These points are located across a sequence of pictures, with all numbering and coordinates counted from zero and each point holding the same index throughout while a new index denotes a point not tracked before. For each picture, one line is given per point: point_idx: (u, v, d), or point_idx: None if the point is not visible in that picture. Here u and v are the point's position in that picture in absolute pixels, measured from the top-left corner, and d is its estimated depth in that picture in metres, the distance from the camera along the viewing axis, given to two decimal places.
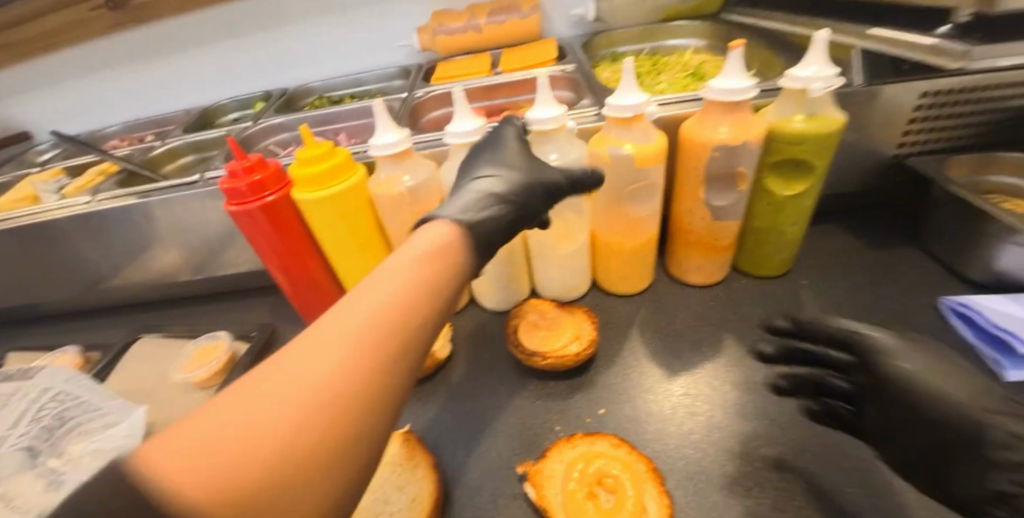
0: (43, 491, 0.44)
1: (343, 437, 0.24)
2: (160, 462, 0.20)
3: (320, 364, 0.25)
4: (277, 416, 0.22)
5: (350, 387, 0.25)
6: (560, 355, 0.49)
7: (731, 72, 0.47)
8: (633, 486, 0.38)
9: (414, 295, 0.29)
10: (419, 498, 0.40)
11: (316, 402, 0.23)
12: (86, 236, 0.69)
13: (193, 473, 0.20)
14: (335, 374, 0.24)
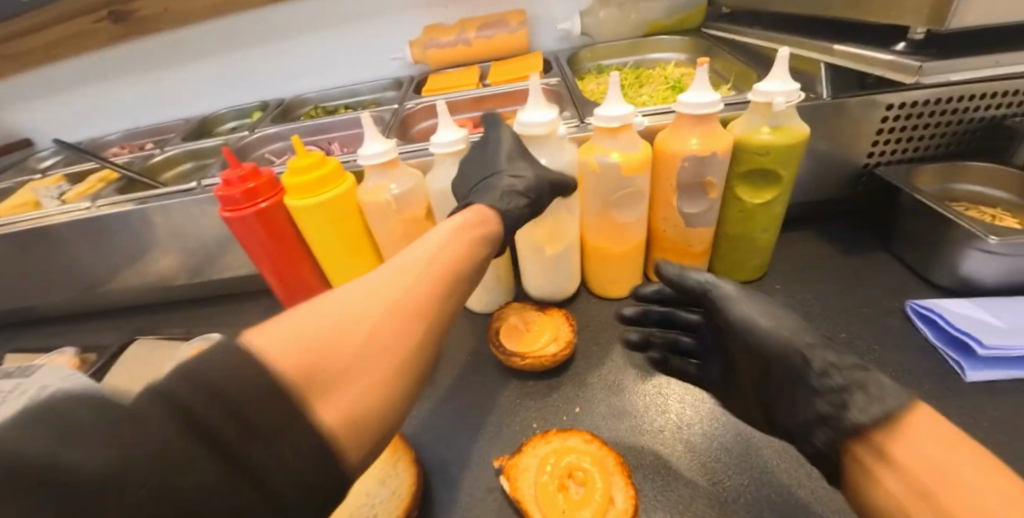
0: None
1: (391, 349, 0.32)
2: (269, 344, 0.28)
3: (378, 301, 0.33)
4: (347, 326, 0.31)
5: (396, 320, 0.33)
6: (538, 355, 0.51)
7: (698, 87, 0.50)
8: (602, 479, 0.39)
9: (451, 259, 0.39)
10: (399, 491, 0.42)
11: (373, 323, 0.32)
12: (86, 240, 0.71)
13: (289, 350, 0.28)
14: (387, 310, 0.33)
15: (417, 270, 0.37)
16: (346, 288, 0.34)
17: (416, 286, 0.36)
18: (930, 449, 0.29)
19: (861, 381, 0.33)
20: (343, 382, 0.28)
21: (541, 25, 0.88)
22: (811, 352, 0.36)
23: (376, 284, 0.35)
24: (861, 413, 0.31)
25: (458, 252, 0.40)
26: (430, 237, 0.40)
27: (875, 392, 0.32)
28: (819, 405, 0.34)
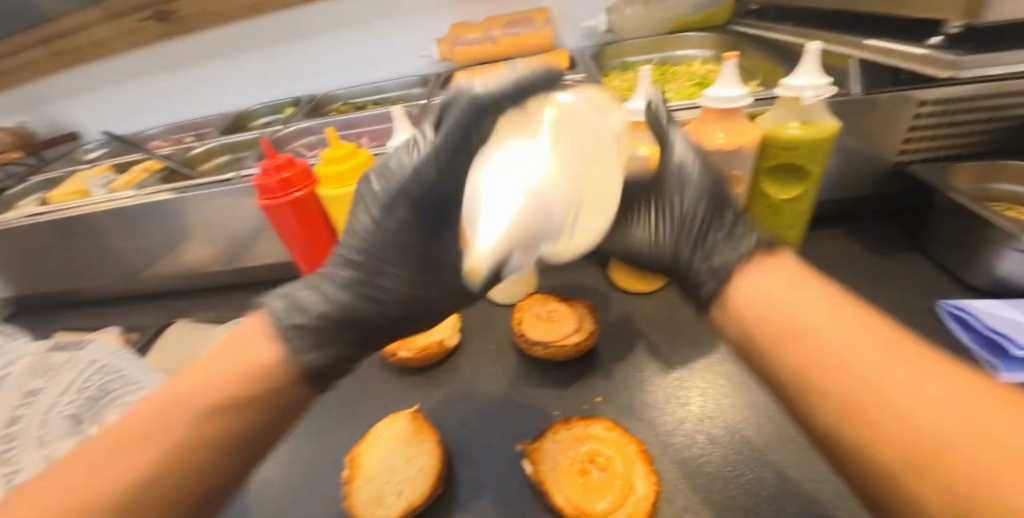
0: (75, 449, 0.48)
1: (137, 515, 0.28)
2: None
3: (113, 464, 0.29)
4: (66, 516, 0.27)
5: (149, 478, 0.29)
6: (561, 344, 0.52)
7: (725, 81, 0.50)
8: (623, 466, 0.40)
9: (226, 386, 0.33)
10: (425, 468, 0.43)
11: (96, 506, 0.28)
12: (130, 227, 0.75)
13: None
14: (114, 471, 0.29)
15: (186, 404, 0.32)
16: (89, 454, 0.30)
17: (179, 431, 0.31)
18: (802, 285, 0.33)
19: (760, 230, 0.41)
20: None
21: (567, 22, 0.89)
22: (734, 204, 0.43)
23: (121, 437, 0.31)
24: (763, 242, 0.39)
25: (241, 364, 0.35)
26: (208, 366, 0.35)
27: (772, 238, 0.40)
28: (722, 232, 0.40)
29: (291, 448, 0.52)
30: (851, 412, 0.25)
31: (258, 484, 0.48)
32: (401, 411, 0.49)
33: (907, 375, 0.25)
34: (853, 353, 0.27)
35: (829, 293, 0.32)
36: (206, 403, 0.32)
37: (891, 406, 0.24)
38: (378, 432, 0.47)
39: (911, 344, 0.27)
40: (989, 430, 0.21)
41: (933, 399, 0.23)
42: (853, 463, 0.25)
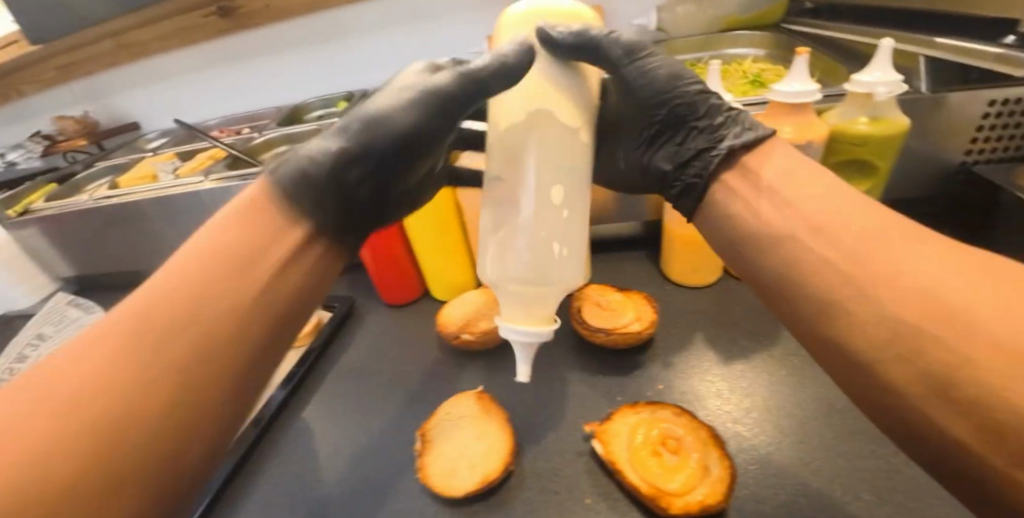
0: None
1: (148, 474, 0.23)
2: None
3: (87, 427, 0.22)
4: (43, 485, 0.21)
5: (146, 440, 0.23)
6: (622, 332, 0.53)
7: (796, 77, 0.51)
8: (695, 450, 0.41)
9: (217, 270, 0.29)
10: (496, 445, 0.44)
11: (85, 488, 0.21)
12: (196, 210, 0.79)
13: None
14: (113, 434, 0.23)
15: (147, 339, 0.25)
16: (13, 422, 0.22)
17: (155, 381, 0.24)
18: (795, 181, 0.34)
19: (739, 120, 0.41)
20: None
21: (617, 20, 0.90)
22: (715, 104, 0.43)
23: (98, 361, 0.24)
24: (740, 136, 0.39)
25: (226, 287, 0.28)
26: (169, 289, 0.27)
27: (750, 121, 0.41)
28: (700, 141, 0.43)
29: (357, 423, 0.54)
30: (833, 303, 0.27)
31: (329, 455, 0.51)
32: (465, 391, 0.50)
33: (886, 261, 0.26)
34: (840, 245, 0.29)
35: (815, 183, 0.34)
36: (204, 346, 0.26)
37: (865, 296, 0.26)
38: (445, 411, 0.48)
39: (904, 228, 0.28)
40: (955, 311, 0.22)
41: (918, 270, 0.25)
42: (834, 351, 0.27)
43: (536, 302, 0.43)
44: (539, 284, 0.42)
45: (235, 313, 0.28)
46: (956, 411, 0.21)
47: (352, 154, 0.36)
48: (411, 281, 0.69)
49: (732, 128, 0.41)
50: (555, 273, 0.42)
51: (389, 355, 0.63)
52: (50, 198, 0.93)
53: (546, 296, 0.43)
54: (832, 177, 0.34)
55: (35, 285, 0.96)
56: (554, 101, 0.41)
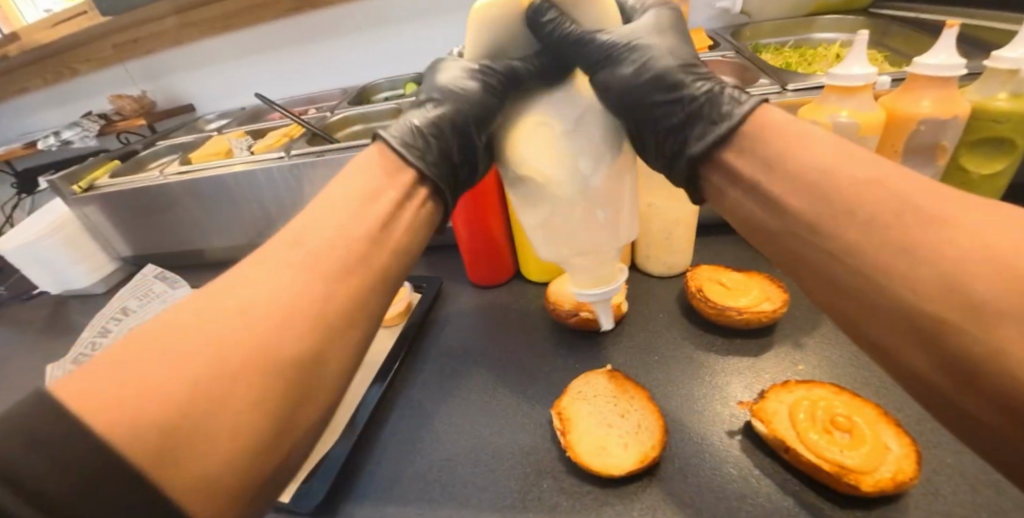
0: None
1: (276, 354, 0.25)
2: (78, 393, 0.20)
3: (237, 312, 0.25)
4: (199, 349, 0.23)
5: (278, 336, 0.25)
6: (754, 311, 0.50)
7: (944, 48, 0.48)
8: (868, 427, 0.39)
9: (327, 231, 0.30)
10: (645, 423, 0.42)
11: (234, 351, 0.24)
12: (275, 187, 0.78)
13: (110, 394, 0.20)
14: (255, 321, 0.25)
15: (292, 261, 0.28)
16: (197, 308, 0.25)
17: (290, 286, 0.27)
18: (782, 162, 0.29)
19: (712, 107, 0.34)
20: (203, 412, 0.22)
21: (699, 3, 0.88)
22: (689, 86, 0.36)
23: (221, 308, 0.25)
24: (701, 140, 0.34)
25: (345, 227, 0.31)
26: (307, 230, 0.31)
27: (722, 110, 0.34)
28: (671, 140, 0.37)
29: (471, 401, 0.50)
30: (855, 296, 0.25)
31: (448, 433, 0.47)
32: (594, 370, 0.48)
33: (904, 249, 0.23)
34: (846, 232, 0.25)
35: (814, 160, 0.28)
36: (329, 266, 0.29)
37: (887, 293, 0.23)
38: (578, 389, 0.46)
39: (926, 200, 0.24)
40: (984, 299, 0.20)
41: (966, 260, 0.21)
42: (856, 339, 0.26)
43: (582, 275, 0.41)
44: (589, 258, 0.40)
45: (352, 249, 0.30)
46: (997, 410, 0.19)
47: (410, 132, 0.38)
48: (503, 260, 0.66)
49: (703, 122, 0.35)
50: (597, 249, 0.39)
51: (491, 334, 0.58)
52: (114, 175, 0.91)
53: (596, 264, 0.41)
54: (848, 145, 0.28)
55: (95, 264, 0.94)
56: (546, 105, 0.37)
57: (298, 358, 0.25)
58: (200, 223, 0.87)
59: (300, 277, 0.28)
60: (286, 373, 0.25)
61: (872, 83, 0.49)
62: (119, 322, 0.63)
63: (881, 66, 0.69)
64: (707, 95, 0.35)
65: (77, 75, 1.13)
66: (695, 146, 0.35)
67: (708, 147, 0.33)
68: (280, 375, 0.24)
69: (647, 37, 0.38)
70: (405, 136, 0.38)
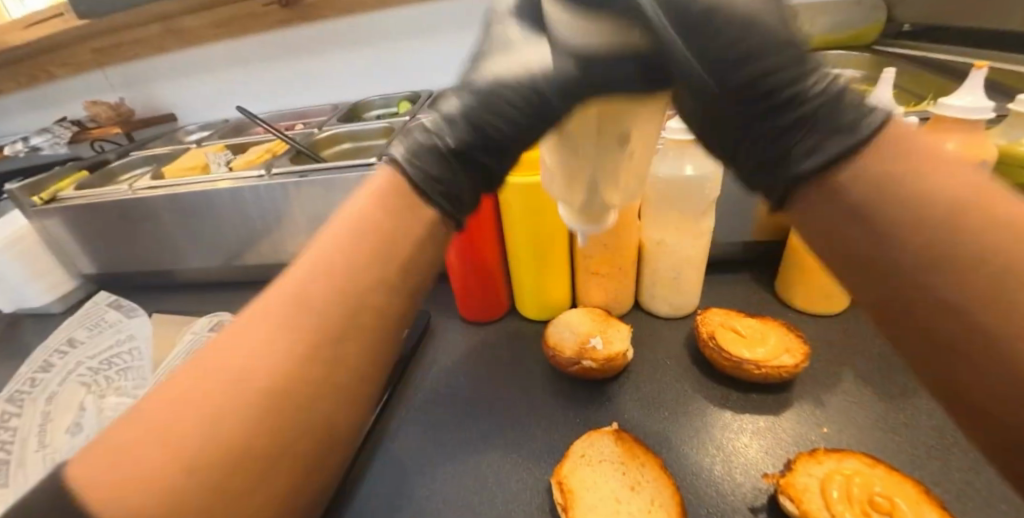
0: (64, 443, 0.52)
1: (309, 434, 0.20)
2: (85, 485, 0.17)
3: (242, 382, 0.19)
4: (196, 437, 0.18)
5: (286, 424, 0.19)
6: (774, 366, 0.46)
7: (968, 90, 0.46)
8: (911, 509, 0.34)
9: (353, 261, 0.23)
10: (659, 500, 0.37)
11: (267, 432, 0.19)
12: (254, 206, 0.73)
13: (117, 497, 0.16)
14: (283, 417, 0.19)
15: (292, 319, 0.21)
16: (207, 361, 0.20)
17: (324, 366, 0.21)
18: (940, 178, 0.19)
19: (833, 117, 0.24)
20: (241, 498, 0.18)
21: None
22: (801, 78, 0.25)
23: (246, 347, 0.20)
24: (811, 158, 0.23)
25: (368, 263, 0.23)
26: (352, 250, 0.23)
27: (852, 118, 0.23)
28: (770, 151, 0.26)
29: (460, 459, 0.44)
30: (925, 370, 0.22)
31: (432, 502, 0.41)
32: (599, 429, 0.43)
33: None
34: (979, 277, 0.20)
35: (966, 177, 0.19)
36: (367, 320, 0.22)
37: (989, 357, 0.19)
38: (582, 454, 0.41)
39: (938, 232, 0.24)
40: None
41: None
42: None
43: (590, 164, 0.37)
44: (589, 150, 0.36)
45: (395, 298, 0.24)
46: None
47: (426, 158, 0.29)
48: (498, 296, 0.60)
49: (780, 183, 0.25)
50: (606, 142, 0.35)
51: (482, 379, 0.53)
52: (81, 186, 0.85)
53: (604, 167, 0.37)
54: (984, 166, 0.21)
55: (55, 282, 0.86)
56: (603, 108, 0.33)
57: (333, 433, 0.21)
58: (170, 241, 0.81)
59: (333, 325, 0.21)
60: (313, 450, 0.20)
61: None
62: (64, 356, 0.59)
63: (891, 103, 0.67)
64: (824, 97, 0.25)
65: (53, 79, 1.07)
66: (802, 165, 0.24)
67: (819, 169, 0.23)
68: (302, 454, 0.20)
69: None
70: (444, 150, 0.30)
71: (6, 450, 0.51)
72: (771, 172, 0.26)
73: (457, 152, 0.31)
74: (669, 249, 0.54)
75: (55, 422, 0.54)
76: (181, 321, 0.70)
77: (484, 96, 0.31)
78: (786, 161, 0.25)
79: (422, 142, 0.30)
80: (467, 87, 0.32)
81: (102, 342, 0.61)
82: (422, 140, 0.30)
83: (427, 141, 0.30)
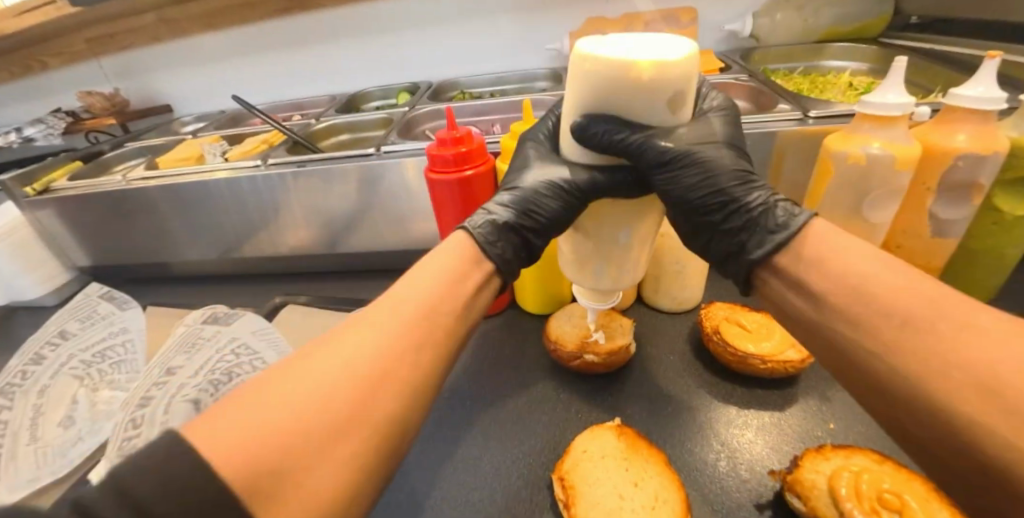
0: (58, 435, 0.52)
1: (371, 420, 0.25)
2: (203, 436, 0.21)
3: (345, 378, 0.25)
4: (293, 409, 0.23)
5: (355, 403, 0.25)
6: (779, 361, 0.45)
7: (982, 80, 0.44)
8: (921, 506, 0.33)
9: (422, 308, 0.31)
10: (662, 496, 0.36)
11: (343, 409, 0.24)
12: (251, 197, 0.72)
13: (233, 445, 0.21)
14: (355, 399, 0.25)
15: (378, 343, 0.28)
16: (315, 364, 0.26)
17: (389, 371, 0.27)
18: (829, 270, 0.29)
19: (768, 218, 0.33)
20: (321, 455, 0.22)
21: (707, 26, 0.86)
22: (743, 191, 0.34)
23: (346, 358, 0.26)
24: (760, 248, 0.33)
25: (436, 305, 0.31)
26: (403, 297, 0.31)
27: (778, 221, 0.33)
28: (728, 245, 0.35)
29: (459, 454, 0.43)
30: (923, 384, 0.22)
31: (431, 497, 0.40)
32: (601, 424, 0.42)
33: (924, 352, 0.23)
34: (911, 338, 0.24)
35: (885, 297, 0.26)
36: (418, 344, 0.29)
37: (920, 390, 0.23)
38: (583, 449, 0.40)
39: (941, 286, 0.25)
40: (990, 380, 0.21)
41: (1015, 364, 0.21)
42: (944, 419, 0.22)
43: (600, 259, 0.36)
44: (600, 242, 0.36)
45: (437, 328, 0.31)
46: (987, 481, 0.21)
47: (497, 248, 0.37)
48: None
49: (742, 269, 0.34)
50: (613, 233, 0.35)
51: (482, 373, 0.52)
52: (75, 177, 0.84)
53: (617, 259, 0.36)
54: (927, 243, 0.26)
55: (49, 274, 0.85)
56: (598, 210, 0.35)
57: (388, 426, 0.25)
58: (165, 233, 0.80)
59: (394, 343, 0.28)
60: (372, 431, 0.25)
61: (908, 114, 0.45)
62: (56, 348, 0.58)
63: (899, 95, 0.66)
64: (763, 206, 0.34)
65: (47, 69, 1.05)
66: (754, 254, 0.33)
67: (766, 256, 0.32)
68: (376, 440, 0.25)
69: (697, 131, 0.34)
70: (499, 238, 0.37)
71: None
72: (736, 264, 0.35)
73: (514, 228, 0.38)
74: (674, 241, 0.53)
75: (47, 415, 0.53)
76: (177, 313, 0.69)
77: (524, 193, 0.38)
78: (740, 251, 0.34)
79: (479, 231, 0.37)
80: (511, 186, 0.39)
81: (95, 335, 0.60)
82: (475, 232, 0.37)
83: (489, 225, 0.37)
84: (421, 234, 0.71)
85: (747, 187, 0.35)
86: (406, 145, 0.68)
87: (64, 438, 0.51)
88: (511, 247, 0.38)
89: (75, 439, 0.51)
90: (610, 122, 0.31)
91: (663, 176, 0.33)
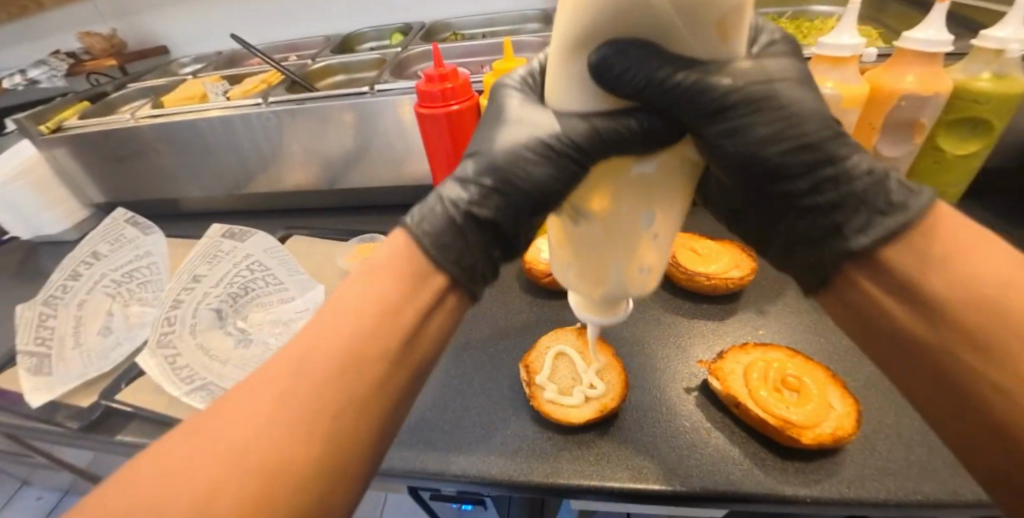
0: (99, 338, 0.60)
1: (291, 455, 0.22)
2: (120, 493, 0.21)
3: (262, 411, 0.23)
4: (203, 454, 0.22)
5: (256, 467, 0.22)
6: (722, 278, 0.52)
7: (931, 24, 0.48)
8: (817, 388, 0.41)
9: (314, 393, 0.24)
10: (607, 379, 0.44)
11: (247, 449, 0.22)
12: (253, 134, 0.76)
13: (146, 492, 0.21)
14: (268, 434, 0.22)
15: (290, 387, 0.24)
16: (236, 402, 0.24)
17: (296, 404, 0.23)
18: (953, 274, 0.24)
19: (880, 190, 0.27)
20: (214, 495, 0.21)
21: None
22: (839, 149, 0.27)
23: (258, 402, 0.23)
24: (864, 232, 0.27)
25: (309, 416, 0.23)
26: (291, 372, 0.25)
27: (891, 199, 0.26)
28: (813, 227, 0.29)
29: (445, 354, 0.51)
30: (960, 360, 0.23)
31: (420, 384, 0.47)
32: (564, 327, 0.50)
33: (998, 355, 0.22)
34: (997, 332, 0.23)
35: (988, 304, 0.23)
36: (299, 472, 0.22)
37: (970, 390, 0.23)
38: (547, 345, 0.48)
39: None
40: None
41: None
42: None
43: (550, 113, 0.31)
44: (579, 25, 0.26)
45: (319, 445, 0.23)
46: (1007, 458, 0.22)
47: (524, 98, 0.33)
48: None
49: (826, 255, 0.28)
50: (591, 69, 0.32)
51: None
52: (85, 117, 0.88)
53: (631, 253, 0.28)
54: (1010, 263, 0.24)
55: (67, 210, 0.90)
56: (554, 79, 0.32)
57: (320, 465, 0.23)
58: (172, 169, 0.85)
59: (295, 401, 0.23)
60: (288, 466, 0.22)
61: (858, 54, 0.49)
62: (91, 266, 0.65)
63: (872, 38, 0.68)
64: (870, 176, 0.27)
65: (43, 10, 1.06)
66: (855, 241, 0.27)
67: (873, 245, 0.26)
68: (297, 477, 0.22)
69: (762, 67, 0.26)
70: (478, 203, 0.31)
71: (47, 346, 0.57)
72: (812, 244, 0.29)
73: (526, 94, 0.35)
74: None
75: (88, 325, 0.61)
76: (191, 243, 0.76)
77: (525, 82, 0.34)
78: (833, 233, 0.28)
79: (445, 214, 0.31)
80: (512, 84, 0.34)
81: (123, 257, 0.67)
82: (450, 206, 0.31)
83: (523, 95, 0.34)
84: (415, 174, 0.77)
85: (845, 145, 0.27)
86: (398, 83, 0.71)
87: (106, 342, 0.60)
88: (481, 230, 0.31)
89: (114, 343, 0.59)
90: (640, 50, 0.22)
91: (721, 126, 0.26)
